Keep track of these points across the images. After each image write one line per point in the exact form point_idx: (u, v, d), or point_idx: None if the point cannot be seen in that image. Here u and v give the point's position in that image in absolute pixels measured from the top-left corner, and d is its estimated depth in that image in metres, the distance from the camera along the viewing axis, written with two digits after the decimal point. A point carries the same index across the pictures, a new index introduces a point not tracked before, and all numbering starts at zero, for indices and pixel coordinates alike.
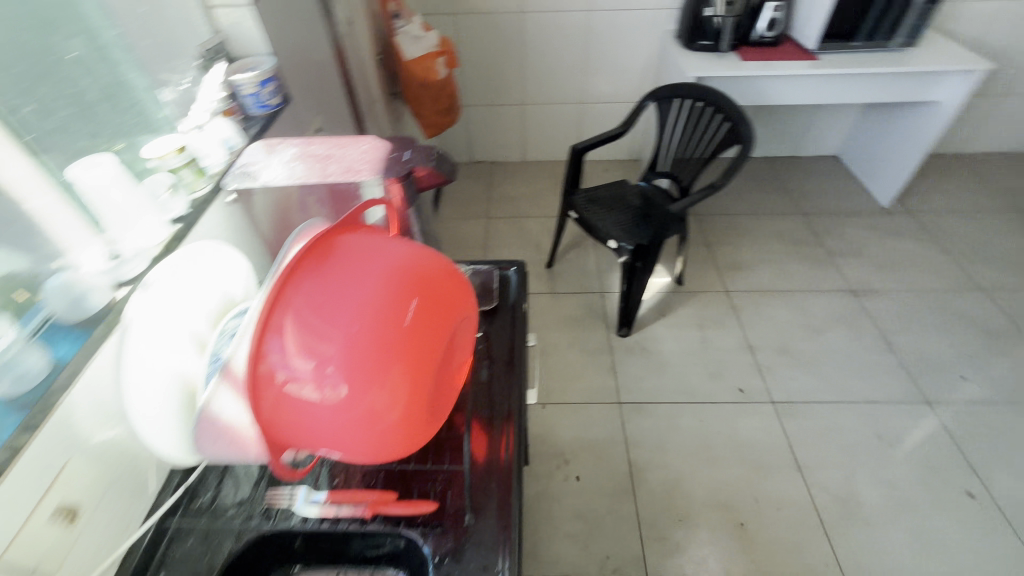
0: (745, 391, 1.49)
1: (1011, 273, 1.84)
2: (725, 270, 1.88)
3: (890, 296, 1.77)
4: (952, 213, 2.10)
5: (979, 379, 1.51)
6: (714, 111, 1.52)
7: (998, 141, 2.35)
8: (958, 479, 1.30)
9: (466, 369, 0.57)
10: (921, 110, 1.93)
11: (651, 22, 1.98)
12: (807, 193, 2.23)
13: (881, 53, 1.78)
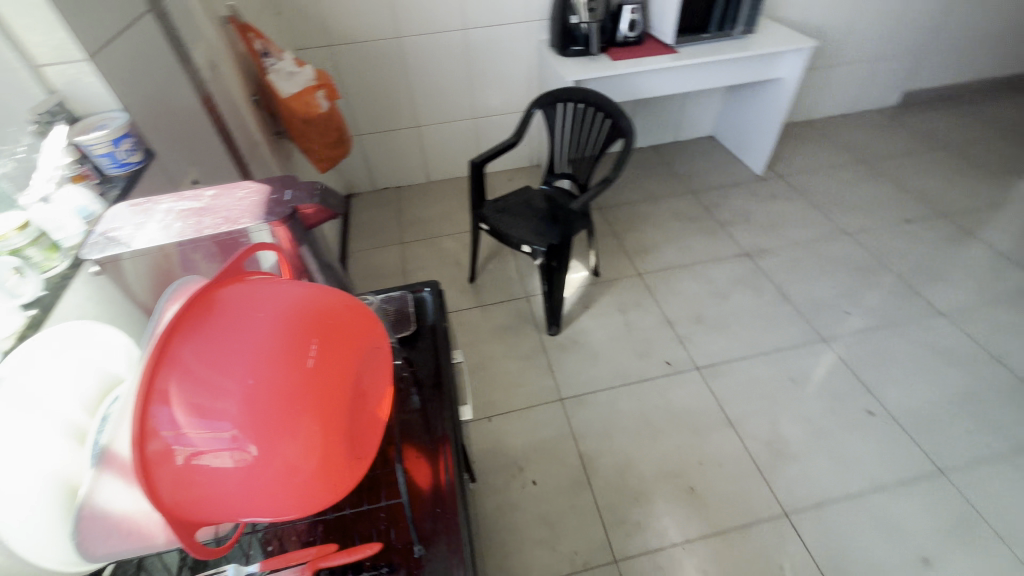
0: (671, 363, 1.59)
1: (867, 215, 2.13)
2: (635, 255, 2.00)
3: (777, 253, 1.97)
4: (813, 171, 2.39)
5: (859, 310, 1.73)
6: (595, 110, 1.62)
7: (836, 105, 2.72)
8: (859, 401, 1.47)
9: (386, 400, 0.56)
10: (770, 87, 2.18)
11: (525, 34, 2.08)
12: (693, 173, 2.44)
13: (728, 41, 2.00)
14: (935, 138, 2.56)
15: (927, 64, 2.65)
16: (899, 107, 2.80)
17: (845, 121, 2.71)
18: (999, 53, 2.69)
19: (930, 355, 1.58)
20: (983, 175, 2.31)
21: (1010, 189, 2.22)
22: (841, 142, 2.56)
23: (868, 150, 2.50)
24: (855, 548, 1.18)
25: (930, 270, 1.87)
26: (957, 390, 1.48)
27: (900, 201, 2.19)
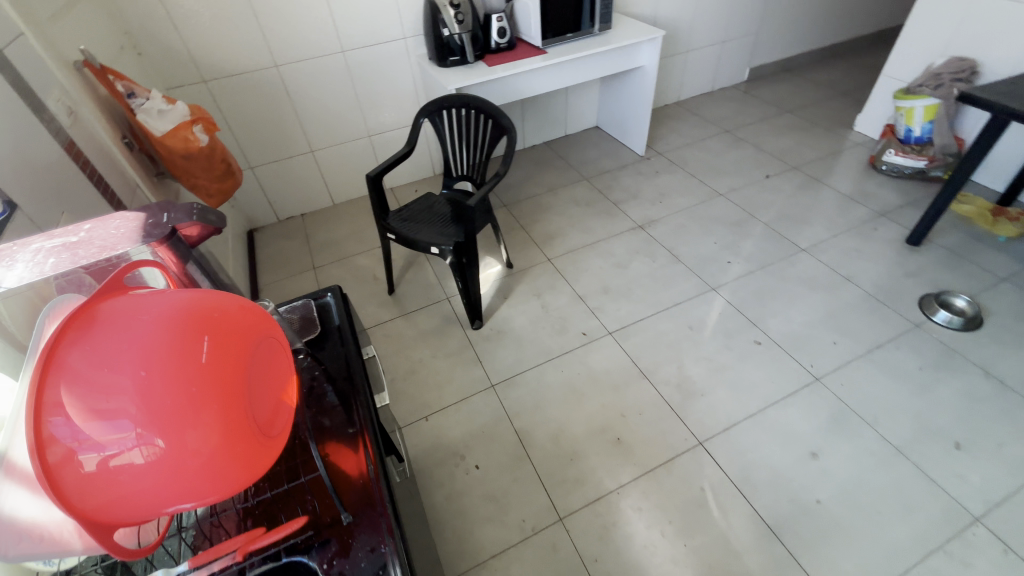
0: (587, 333, 1.74)
1: (735, 177, 2.42)
2: (542, 243, 2.14)
3: (666, 220, 2.20)
4: (687, 146, 2.67)
5: (738, 258, 1.97)
6: (478, 113, 1.71)
7: (697, 85, 3.06)
8: (747, 334, 1.68)
9: (291, 387, 0.61)
10: (636, 75, 2.42)
11: (404, 50, 2.16)
12: (585, 161, 2.64)
13: (590, 39, 2.21)
14: (780, 104, 2.95)
15: (763, 42, 3.06)
16: (749, 82, 3.19)
17: (707, 99, 3.05)
18: (817, 27, 3.15)
19: (798, 285, 1.84)
20: (821, 130, 2.70)
21: (842, 138, 2.62)
22: (706, 117, 2.88)
23: (729, 121, 2.84)
24: (759, 457, 1.36)
25: (790, 215, 2.17)
26: (821, 310, 1.74)
27: (760, 161, 2.51)
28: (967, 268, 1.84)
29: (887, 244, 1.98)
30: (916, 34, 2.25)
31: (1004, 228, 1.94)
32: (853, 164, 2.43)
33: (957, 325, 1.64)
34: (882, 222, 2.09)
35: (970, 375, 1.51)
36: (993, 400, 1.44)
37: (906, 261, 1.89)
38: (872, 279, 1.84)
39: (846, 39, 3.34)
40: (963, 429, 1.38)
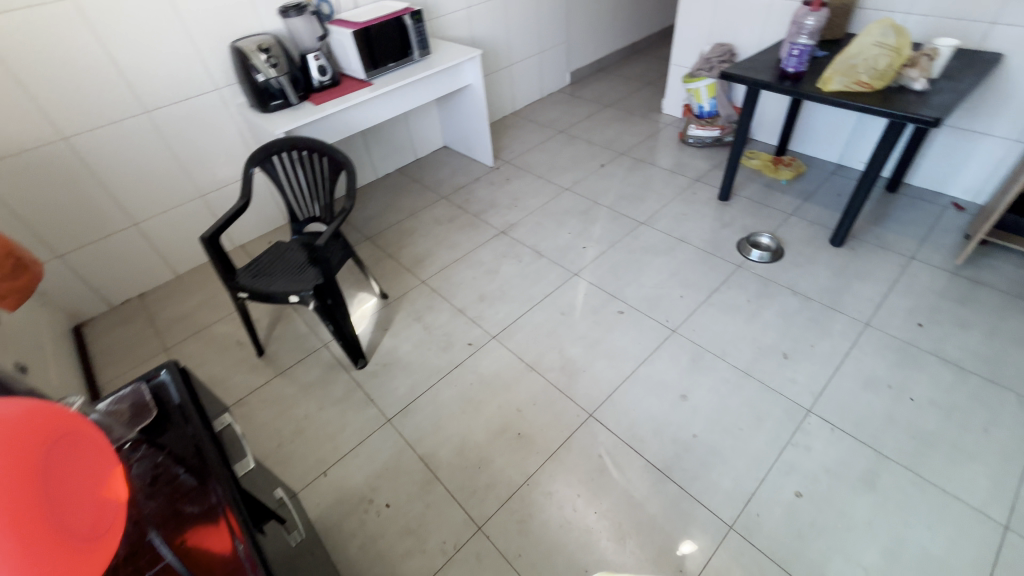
0: (472, 343, 1.79)
1: (576, 171, 2.66)
2: (413, 267, 2.16)
3: (524, 222, 2.34)
4: (530, 150, 2.87)
5: (592, 242, 2.17)
6: (312, 153, 1.69)
7: (527, 94, 3.30)
8: (612, 307, 1.86)
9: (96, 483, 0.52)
10: (469, 91, 2.56)
11: (220, 101, 2.04)
12: (440, 181, 2.71)
13: (414, 65, 2.28)
14: (602, 100, 3.30)
15: (575, 48, 3.41)
16: (572, 84, 3.53)
17: (540, 105, 3.31)
18: (615, 30, 3.60)
19: (644, 254, 2.08)
20: (637, 117, 3.08)
21: (655, 122, 3.01)
22: (541, 122, 3.13)
23: (562, 122, 3.11)
24: (641, 412, 1.51)
25: (627, 195, 2.44)
26: (666, 271, 1.99)
27: (594, 153, 2.79)
28: (765, 211, 2.22)
29: (705, 203, 2.32)
30: (686, 29, 2.68)
31: (784, 173, 2.38)
32: (667, 142, 2.81)
33: (767, 258, 1.97)
34: (698, 186, 2.43)
35: (783, 296, 1.82)
36: (802, 312, 1.75)
37: (722, 215, 2.23)
38: (699, 235, 2.14)
39: (641, 38, 3.85)
40: (786, 341, 1.66)
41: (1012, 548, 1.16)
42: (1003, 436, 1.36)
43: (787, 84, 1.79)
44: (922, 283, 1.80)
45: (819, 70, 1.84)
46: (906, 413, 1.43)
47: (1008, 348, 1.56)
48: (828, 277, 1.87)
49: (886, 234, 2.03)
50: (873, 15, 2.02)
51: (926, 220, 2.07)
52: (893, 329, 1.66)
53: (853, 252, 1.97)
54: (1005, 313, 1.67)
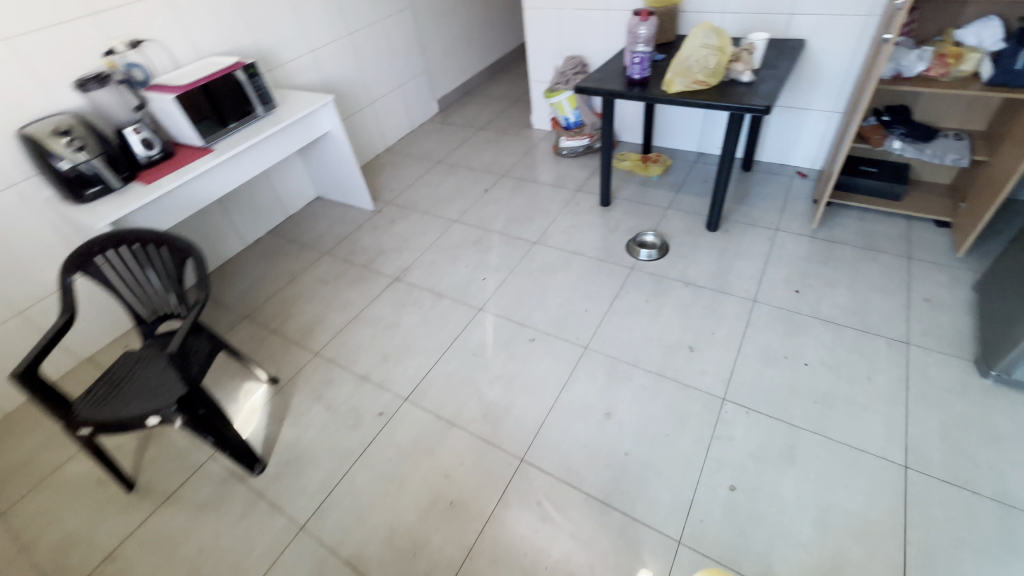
0: (383, 411, 1.63)
1: (461, 201, 2.60)
2: (303, 339, 1.95)
3: (417, 264, 2.23)
4: (411, 186, 2.77)
5: (490, 272, 2.11)
6: (147, 244, 1.44)
7: (397, 129, 3.20)
8: (523, 337, 1.80)
9: None
10: (330, 138, 2.40)
11: (20, 198, 1.70)
12: (320, 236, 2.51)
13: (260, 121, 2.08)
14: (473, 124, 3.30)
15: (436, 77, 3.37)
16: (441, 112, 3.49)
17: (413, 138, 3.22)
18: (472, 53, 3.62)
19: (543, 274, 2.06)
20: (511, 136, 3.10)
21: (528, 138, 3.06)
22: (417, 155, 3.04)
23: (438, 152, 3.05)
24: (571, 443, 1.46)
25: (515, 216, 2.42)
26: (567, 287, 1.98)
27: (476, 179, 2.76)
28: (645, 209, 2.31)
29: (590, 211, 2.37)
30: (537, 46, 2.75)
31: (654, 169, 2.50)
32: (544, 156, 2.85)
33: (655, 256, 2.04)
34: (581, 195, 2.48)
35: (677, 289, 1.89)
36: (697, 301, 1.83)
37: (608, 220, 2.29)
38: (591, 245, 2.17)
39: (499, 57, 3.92)
40: (690, 333, 1.71)
41: (915, 485, 1.26)
42: (884, 380, 1.49)
43: (636, 90, 1.87)
44: (790, 251, 1.97)
45: (660, 74, 1.94)
46: (804, 379, 1.52)
47: (869, 297, 1.74)
48: (712, 262, 1.98)
49: (751, 211, 2.20)
50: (694, 16, 2.21)
51: (780, 192, 2.28)
52: (777, 300, 1.78)
53: (727, 233, 2.10)
54: (859, 265, 1.86)
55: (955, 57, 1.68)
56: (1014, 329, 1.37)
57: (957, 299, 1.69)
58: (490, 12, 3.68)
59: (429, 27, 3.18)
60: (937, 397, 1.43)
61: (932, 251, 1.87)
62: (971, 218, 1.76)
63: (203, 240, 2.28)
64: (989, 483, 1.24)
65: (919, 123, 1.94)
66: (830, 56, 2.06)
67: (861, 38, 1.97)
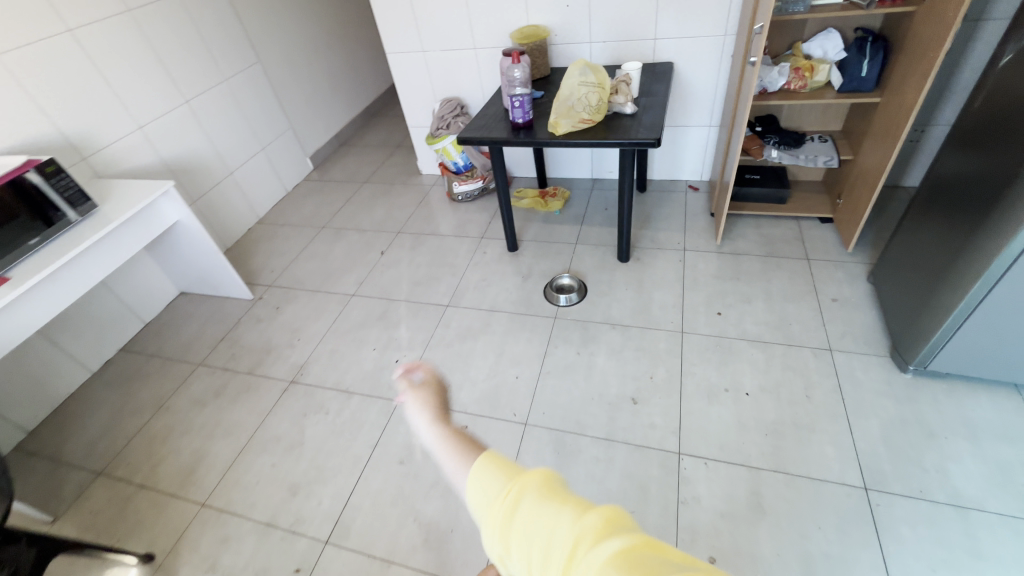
0: (300, 567, 1.32)
1: (355, 270, 2.32)
2: (183, 488, 1.56)
3: (315, 357, 1.92)
4: (295, 262, 2.44)
5: (403, 351, 1.87)
6: None
7: (268, 197, 2.83)
8: (453, 425, 1.58)
9: None
10: (182, 229, 2.01)
11: None
12: (189, 343, 2.09)
13: (77, 228, 1.66)
14: (356, 178, 3.02)
15: (303, 133, 3.06)
16: (317, 170, 3.17)
17: (289, 204, 2.88)
18: (340, 101, 3.36)
19: (463, 342, 1.86)
20: (399, 186, 2.88)
21: (419, 186, 2.86)
22: (297, 224, 2.70)
23: (320, 216, 2.74)
24: None
25: (419, 278, 2.20)
26: (492, 353, 1.79)
27: (369, 241, 2.49)
28: (554, 248, 2.21)
29: (499, 260, 2.21)
30: (409, 91, 2.57)
31: (554, 204, 2.42)
32: (439, 204, 2.67)
33: (575, 299, 1.93)
34: (487, 242, 2.33)
35: (605, 333, 1.78)
36: (628, 344, 1.73)
37: (519, 267, 2.15)
38: (507, 297, 2.01)
39: (371, 101, 3.69)
40: (630, 383, 1.60)
41: (880, 508, 1.22)
42: (821, 395, 1.48)
43: (523, 135, 1.75)
44: (703, 271, 1.96)
45: (544, 113, 1.84)
46: (750, 411, 1.47)
47: (784, 307, 1.76)
48: (632, 296, 1.91)
49: (657, 234, 2.18)
50: (564, 48, 2.18)
51: (678, 209, 2.30)
52: (703, 327, 1.74)
53: (640, 262, 2.06)
54: (768, 275, 1.89)
55: (808, 70, 1.77)
56: (920, 323, 1.42)
57: (858, 294, 1.76)
58: (352, 57, 3.45)
59: (285, 81, 2.87)
60: (871, 401, 1.44)
61: (825, 248, 1.95)
62: (851, 214, 1.86)
63: (26, 383, 1.78)
64: (941, 487, 1.24)
65: (787, 130, 2.04)
66: (698, 75, 2.11)
67: (722, 56, 2.04)
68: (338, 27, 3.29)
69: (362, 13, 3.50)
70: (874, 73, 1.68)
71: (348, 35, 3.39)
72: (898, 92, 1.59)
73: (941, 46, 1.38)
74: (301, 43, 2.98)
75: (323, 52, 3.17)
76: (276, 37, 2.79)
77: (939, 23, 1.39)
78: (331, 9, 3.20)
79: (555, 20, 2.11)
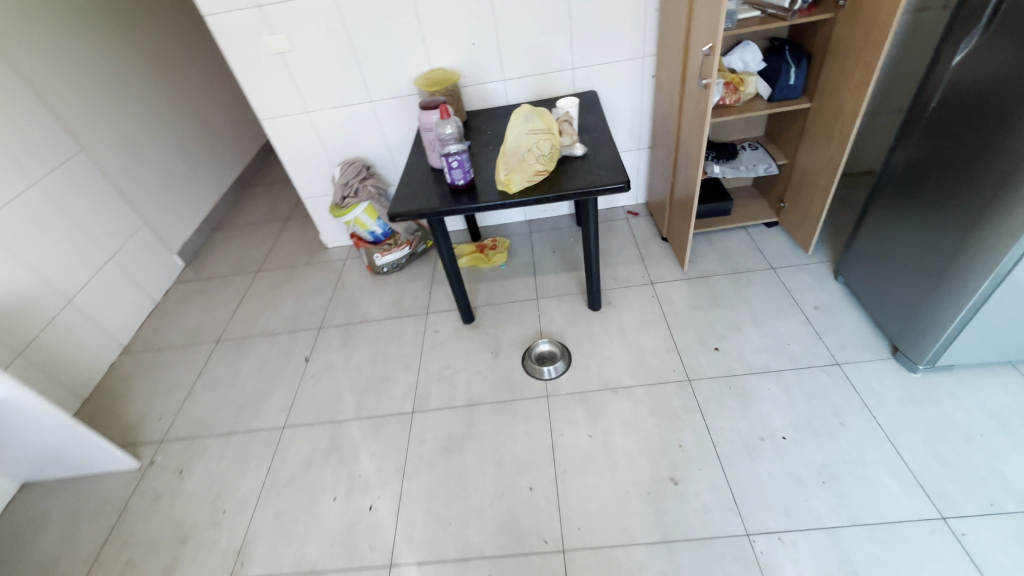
0: None
1: (277, 390, 1.83)
2: None
3: (255, 533, 1.43)
4: (190, 398, 1.87)
5: (376, 491, 1.46)
6: None
7: (128, 316, 2.19)
8: None
9: None
10: (4, 410, 1.38)
11: None
12: (51, 563, 1.46)
13: None
14: (245, 268, 2.48)
15: (162, 226, 2.45)
16: (190, 267, 2.56)
17: (162, 320, 2.26)
18: (203, 177, 2.78)
19: (449, 457, 1.50)
20: (304, 268, 2.41)
21: (328, 263, 2.42)
22: (180, 344, 2.12)
23: (209, 327, 2.17)
24: None
25: (365, 382, 1.79)
26: (490, 463, 1.46)
27: (285, 347, 2.00)
28: (515, 309, 1.94)
29: (456, 338, 1.88)
30: (297, 159, 2.14)
31: (498, 257, 2.17)
32: (360, 281, 2.26)
33: (562, 368, 1.67)
34: (435, 318, 1.98)
35: (610, 402, 1.55)
36: (640, 409, 1.52)
37: (483, 340, 1.84)
38: (483, 384, 1.69)
39: (241, 170, 3.13)
40: (661, 459, 1.39)
41: (968, 539, 1.14)
42: (854, 420, 1.39)
43: (468, 200, 1.47)
44: (680, 303, 1.82)
45: (482, 168, 1.58)
46: (797, 459, 1.34)
47: (776, 327, 1.67)
48: (621, 349, 1.71)
49: (618, 270, 2.02)
50: (476, 89, 1.94)
51: (628, 239, 2.17)
52: (707, 369, 1.59)
53: (613, 306, 1.87)
54: (744, 294, 1.81)
55: (738, 84, 1.71)
56: (922, 322, 1.40)
57: (834, 297, 1.74)
58: (210, 123, 2.89)
59: (126, 169, 2.27)
60: (901, 414, 1.39)
61: (784, 255, 1.94)
62: (803, 218, 1.86)
63: None
64: (1006, 495, 1.19)
65: (719, 143, 2.00)
66: (622, 100, 2.00)
67: (644, 78, 1.95)
68: (186, 91, 2.72)
69: (213, 70, 2.96)
70: (801, 80, 1.67)
71: (202, 99, 2.83)
72: (831, 97, 1.60)
73: (877, 49, 1.38)
74: (139, 118, 2.39)
75: (169, 124, 2.59)
76: (103, 116, 2.19)
77: (869, 28, 1.39)
78: (173, 71, 2.64)
79: (462, 60, 1.87)
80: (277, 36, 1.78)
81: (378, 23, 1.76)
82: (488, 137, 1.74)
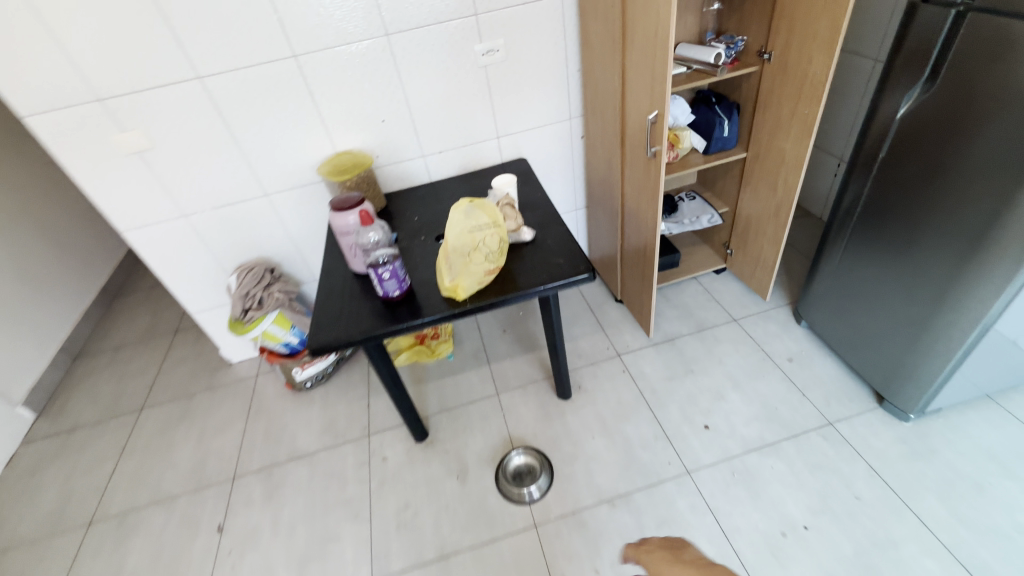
0: None
1: None
2: None
3: None
4: None
5: None
6: None
7: None
8: None
9: None
10: None
11: None
12: None
13: None
14: (124, 407, 1.97)
15: None
16: (44, 417, 2.00)
17: (4, 505, 1.69)
18: (55, 299, 2.23)
19: None
20: (203, 396, 1.96)
21: (234, 384, 1.99)
22: (33, 537, 1.57)
23: (76, 503, 1.65)
24: None
25: (303, 548, 1.41)
26: None
27: (188, 514, 1.56)
28: (474, 411, 1.67)
29: (411, 462, 1.57)
30: (177, 270, 1.74)
31: (443, 348, 1.89)
32: (280, 403, 1.87)
33: (546, 482, 1.42)
34: (380, 439, 1.65)
35: (609, 519, 1.33)
36: (645, 520, 1.31)
37: (444, 460, 1.55)
38: (454, 521, 1.39)
39: (108, 279, 2.58)
40: None
41: None
42: (868, 489, 1.29)
43: (407, 314, 1.20)
44: (654, 375, 1.67)
45: (418, 269, 1.32)
46: (826, 552, 1.19)
47: (758, 389, 1.57)
48: (604, 444, 1.50)
49: (579, 345, 1.83)
50: (393, 169, 1.70)
51: (580, 305, 2.01)
52: (703, 453, 1.43)
53: (583, 390, 1.67)
54: (716, 355, 1.70)
55: (673, 140, 1.63)
56: (909, 372, 1.35)
57: (802, 344, 1.69)
58: (61, 227, 2.35)
59: None
60: (909, 473, 1.30)
61: (741, 303, 1.87)
62: (756, 266, 1.80)
63: None
64: None
65: None
66: (553, 163, 1.86)
67: (573, 139, 1.83)
68: (23, 196, 2.19)
69: (58, 164, 2.43)
70: (734, 131, 1.63)
71: (46, 202, 2.30)
72: (768, 147, 1.56)
73: (814, 103, 1.34)
74: None
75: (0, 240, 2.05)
76: None
77: (800, 82, 1.36)
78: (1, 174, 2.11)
79: (373, 140, 1.62)
80: (130, 133, 1.42)
81: (265, 107, 1.47)
82: (417, 226, 1.50)
